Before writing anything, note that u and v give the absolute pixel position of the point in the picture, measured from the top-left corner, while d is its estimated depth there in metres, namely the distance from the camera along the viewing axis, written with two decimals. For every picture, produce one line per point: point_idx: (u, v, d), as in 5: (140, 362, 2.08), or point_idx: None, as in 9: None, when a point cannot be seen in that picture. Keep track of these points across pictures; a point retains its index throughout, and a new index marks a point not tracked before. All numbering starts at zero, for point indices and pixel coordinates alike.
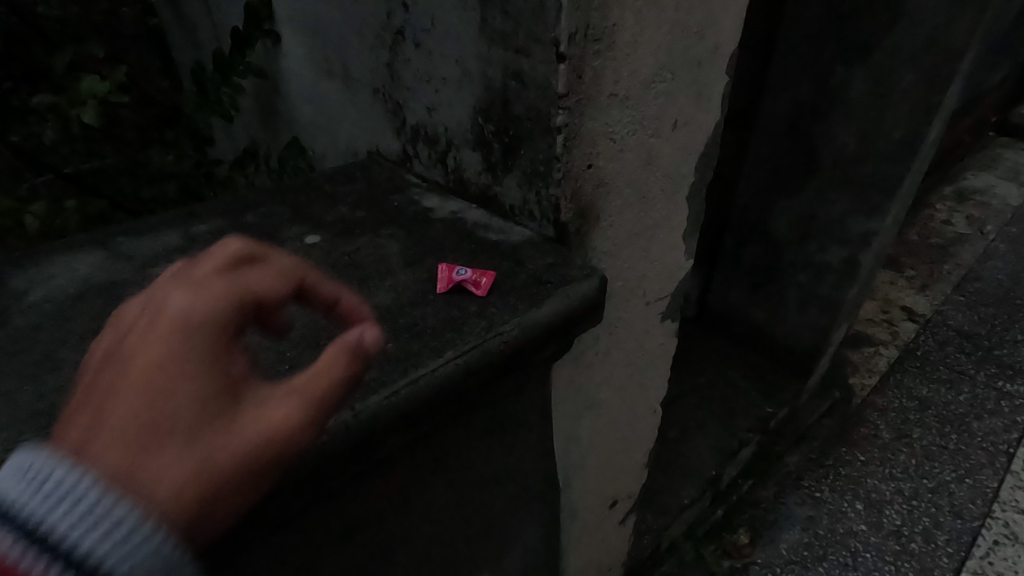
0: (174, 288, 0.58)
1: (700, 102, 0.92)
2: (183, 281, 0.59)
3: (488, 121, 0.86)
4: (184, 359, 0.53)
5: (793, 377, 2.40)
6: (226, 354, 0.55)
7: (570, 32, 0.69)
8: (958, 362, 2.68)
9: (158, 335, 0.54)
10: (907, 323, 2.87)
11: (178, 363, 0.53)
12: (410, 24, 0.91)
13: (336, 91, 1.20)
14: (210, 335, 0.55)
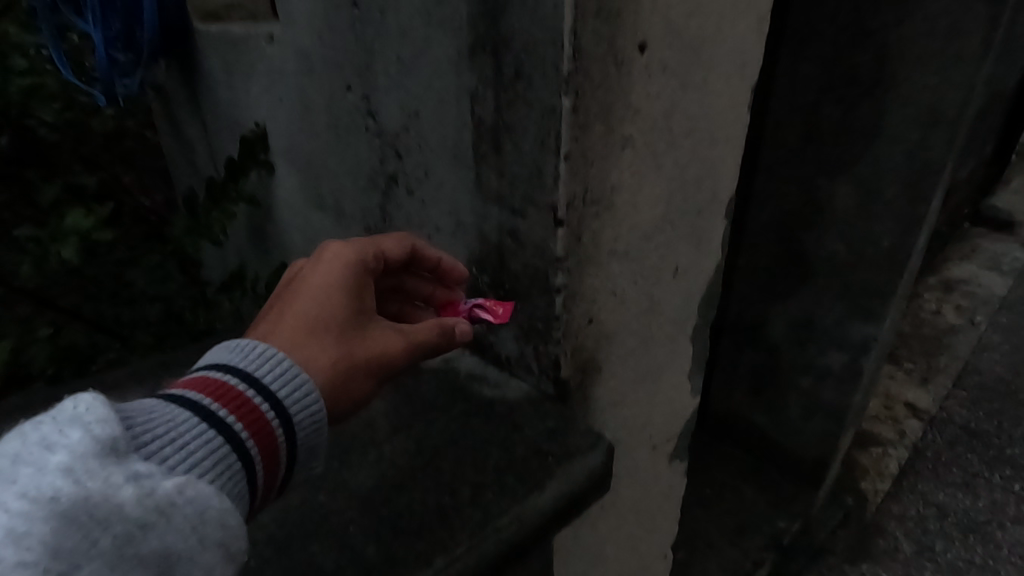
0: (325, 308, 0.68)
1: (699, 248, 0.89)
2: (334, 308, 0.69)
3: (482, 273, 0.82)
4: (353, 385, 0.67)
5: (803, 488, 2.00)
6: (377, 377, 0.70)
7: (568, 199, 0.66)
8: (971, 463, 2.21)
9: (328, 364, 0.66)
10: (914, 421, 2.30)
11: (343, 388, 0.67)
12: (403, 172, 0.90)
13: (327, 223, 1.18)
14: (366, 369, 0.69)
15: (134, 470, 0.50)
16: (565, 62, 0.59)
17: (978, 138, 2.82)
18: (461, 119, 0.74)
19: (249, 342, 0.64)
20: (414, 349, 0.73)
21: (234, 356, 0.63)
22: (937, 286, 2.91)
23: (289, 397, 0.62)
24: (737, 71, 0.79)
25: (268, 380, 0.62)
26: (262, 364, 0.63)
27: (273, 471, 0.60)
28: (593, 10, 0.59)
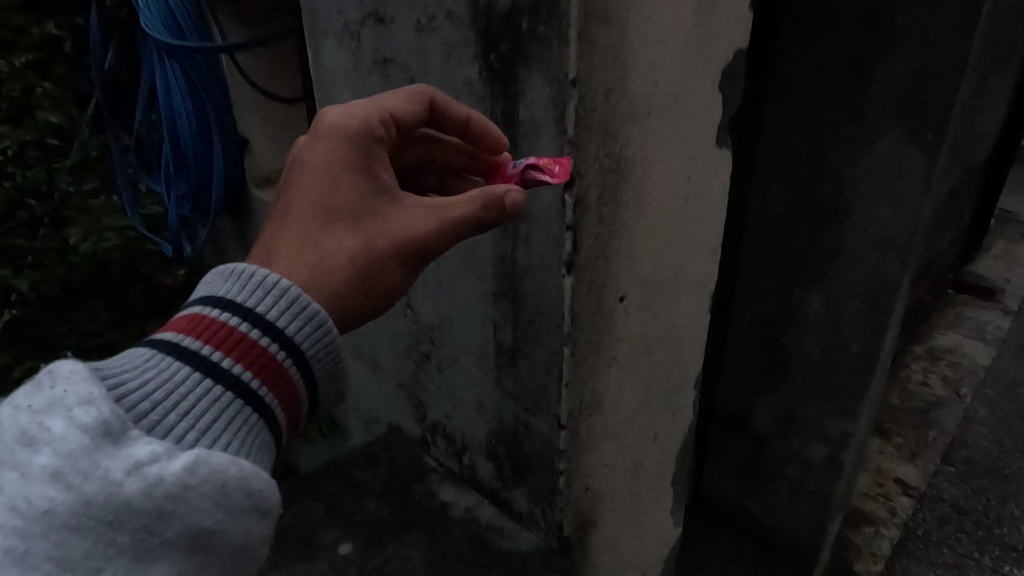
0: (333, 202, 0.74)
1: (675, 416, 1.10)
2: (343, 198, 0.74)
3: (500, 444, 1.03)
4: (380, 274, 0.74)
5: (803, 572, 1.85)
6: (408, 265, 0.75)
7: (569, 410, 0.88)
8: (962, 545, 1.83)
9: (348, 257, 0.72)
10: (906, 497, 1.97)
11: (367, 280, 0.73)
12: (435, 353, 1.11)
13: (362, 368, 1.38)
14: (390, 257, 0.74)
15: (133, 457, 0.55)
16: (565, 324, 0.81)
17: (966, 193, 2.39)
18: (484, 334, 0.97)
19: (239, 268, 0.67)
20: (443, 228, 0.74)
21: (227, 288, 0.66)
22: (922, 353, 2.46)
23: (289, 326, 0.67)
24: (699, 287, 1.02)
25: (271, 307, 0.67)
26: (261, 290, 0.67)
27: (296, 400, 0.69)
28: (585, 287, 0.81)
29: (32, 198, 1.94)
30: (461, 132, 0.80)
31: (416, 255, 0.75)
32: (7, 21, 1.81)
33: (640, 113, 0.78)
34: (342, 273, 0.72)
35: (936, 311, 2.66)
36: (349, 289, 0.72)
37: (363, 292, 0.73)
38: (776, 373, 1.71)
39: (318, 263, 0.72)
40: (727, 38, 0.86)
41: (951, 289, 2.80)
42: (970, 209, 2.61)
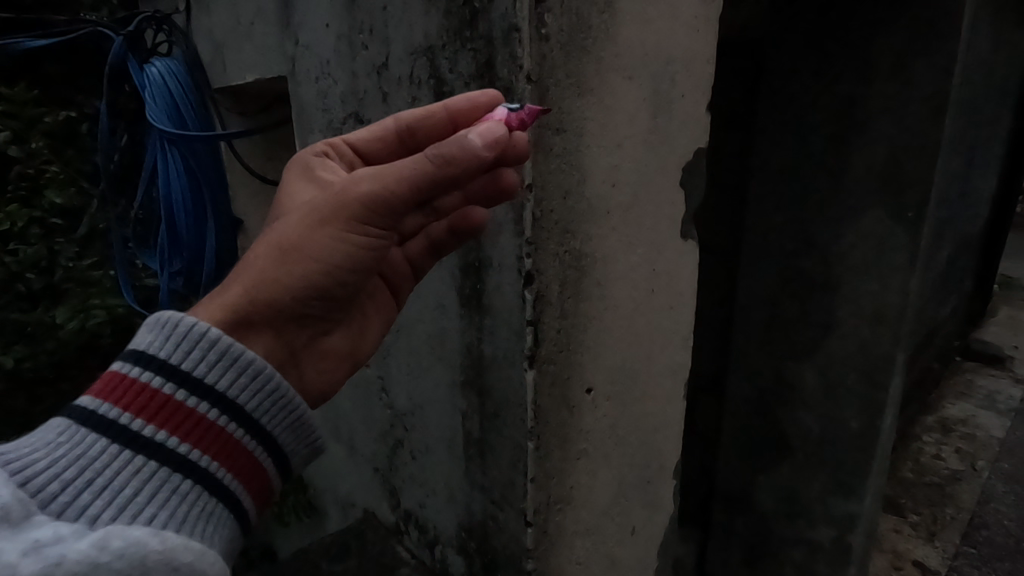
0: (276, 206, 0.71)
1: (652, 508, 1.07)
2: (283, 200, 0.71)
3: (469, 538, 1.00)
4: (305, 240, 0.64)
5: None
6: (338, 226, 0.64)
7: (535, 506, 0.85)
8: None
9: (272, 234, 0.66)
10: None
11: (290, 254, 0.64)
12: (409, 440, 1.10)
13: (341, 450, 1.35)
14: (313, 223, 0.64)
15: (31, 539, 0.48)
16: (529, 419, 0.81)
17: (963, 260, 2.36)
18: (454, 424, 0.96)
19: (155, 313, 0.62)
20: (373, 176, 0.63)
21: (147, 338, 0.61)
22: (934, 425, 2.28)
23: (212, 371, 0.62)
24: (672, 375, 1.02)
25: (186, 340, 0.61)
26: (177, 325, 0.61)
27: (238, 451, 0.63)
28: (550, 381, 0.81)
29: (32, 271, 1.99)
30: (427, 118, 0.71)
31: (348, 212, 0.64)
32: (21, 112, 1.93)
33: (599, 212, 0.81)
34: (266, 253, 0.65)
35: (945, 378, 2.55)
36: (270, 269, 0.65)
37: (287, 273, 0.65)
38: (772, 451, 1.68)
39: (248, 256, 0.67)
40: (686, 140, 0.90)
41: (960, 357, 2.71)
42: (970, 277, 2.58)
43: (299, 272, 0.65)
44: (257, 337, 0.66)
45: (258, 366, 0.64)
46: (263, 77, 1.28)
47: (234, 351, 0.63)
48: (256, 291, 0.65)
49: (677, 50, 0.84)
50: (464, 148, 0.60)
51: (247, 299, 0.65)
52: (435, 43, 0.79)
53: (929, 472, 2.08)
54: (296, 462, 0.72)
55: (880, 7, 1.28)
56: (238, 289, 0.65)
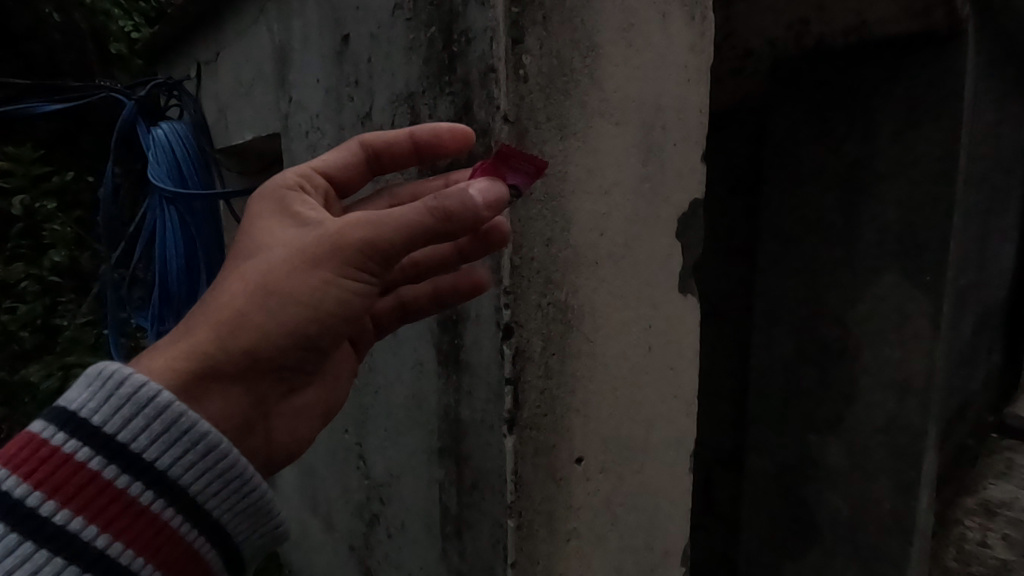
0: (245, 239, 0.62)
1: None
2: (256, 232, 0.62)
3: None
4: (288, 285, 0.57)
5: None
6: (329, 272, 0.57)
7: None
8: None
9: (247, 278, 0.58)
10: None
11: (271, 305, 0.57)
12: (385, 515, 0.99)
13: (318, 525, 1.24)
14: (297, 268, 0.57)
15: None
16: (509, 493, 0.71)
17: (989, 330, 2.24)
18: (431, 498, 0.87)
19: (95, 365, 0.54)
20: (368, 219, 0.56)
21: (79, 395, 0.53)
22: (975, 508, 2.08)
23: (153, 445, 0.54)
24: (675, 446, 0.92)
25: (128, 403, 0.53)
26: (120, 384, 0.53)
27: (172, 542, 0.55)
28: (533, 449, 0.73)
29: (27, 329, 1.98)
30: (394, 144, 0.68)
31: (343, 260, 0.57)
32: (28, 171, 1.97)
33: (587, 262, 0.75)
34: (239, 302, 0.57)
35: (983, 456, 2.36)
36: (245, 320, 0.57)
37: (267, 328, 0.58)
38: (796, 533, 1.52)
39: (215, 297, 0.59)
40: (680, 190, 0.86)
41: (996, 434, 2.52)
42: (998, 348, 2.45)
43: (279, 320, 0.58)
44: (221, 393, 0.58)
45: (215, 434, 0.56)
46: (261, 135, 1.29)
47: (186, 422, 0.55)
48: (230, 343, 0.57)
49: (667, 100, 0.82)
50: (469, 202, 0.55)
51: (216, 354, 0.57)
52: (416, 90, 0.78)
53: (977, 562, 1.86)
54: (243, 552, 0.63)
55: (880, 67, 1.27)
56: (204, 341, 0.57)
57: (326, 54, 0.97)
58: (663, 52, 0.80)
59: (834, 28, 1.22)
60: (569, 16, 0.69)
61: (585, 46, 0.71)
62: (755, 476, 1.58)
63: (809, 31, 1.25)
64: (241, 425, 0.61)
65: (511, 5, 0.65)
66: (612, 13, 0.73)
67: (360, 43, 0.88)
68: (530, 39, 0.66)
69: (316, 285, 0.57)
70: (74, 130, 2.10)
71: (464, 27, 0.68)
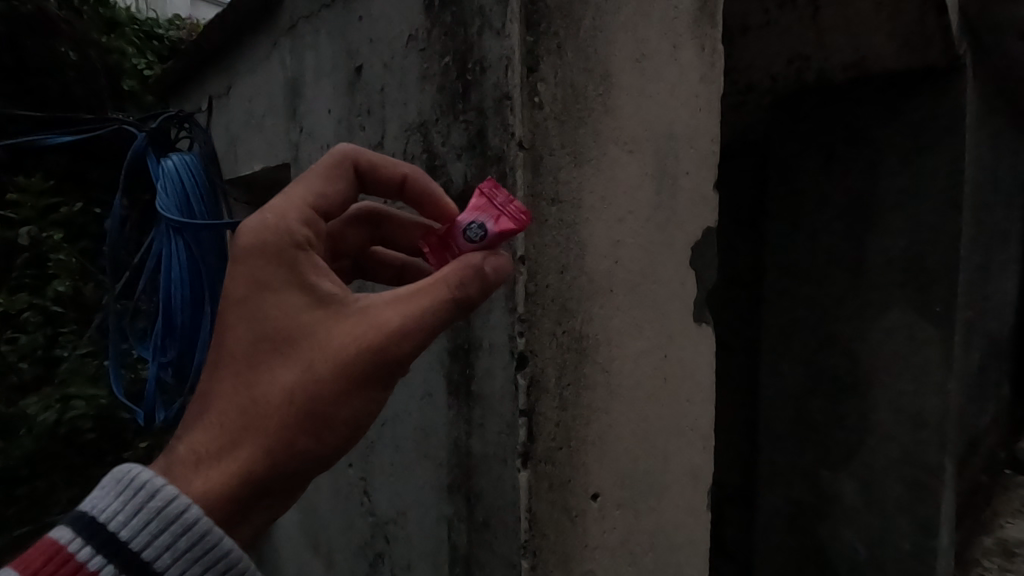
0: (264, 328, 0.56)
1: None
2: (279, 323, 0.56)
3: None
4: (334, 406, 0.56)
5: None
6: (372, 388, 0.57)
7: None
8: None
9: (285, 391, 0.55)
10: None
11: (311, 420, 0.55)
12: (390, 554, 0.95)
13: (318, 566, 1.19)
14: (339, 382, 0.55)
15: None
16: (522, 530, 0.68)
17: (997, 363, 2.21)
18: (439, 537, 0.83)
19: (125, 468, 0.52)
20: (409, 328, 0.56)
21: (108, 504, 0.50)
22: (993, 549, 1.99)
23: (176, 563, 0.50)
24: (692, 482, 0.88)
25: (156, 518, 0.50)
26: (149, 497, 0.51)
27: None
28: (547, 484, 0.70)
29: (27, 360, 1.96)
30: (381, 181, 0.67)
31: (385, 372, 0.57)
32: (35, 202, 1.98)
33: (601, 289, 0.73)
34: (278, 417, 0.54)
35: (996, 494, 2.28)
36: (296, 445, 0.55)
37: (309, 444, 0.56)
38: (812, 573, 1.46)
39: (240, 415, 0.54)
40: (693, 218, 0.85)
41: (1010, 470, 2.46)
42: (1006, 383, 2.41)
43: (324, 441, 0.56)
44: (261, 509, 0.56)
45: (236, 552, 0.53)
46: (269, 165, 1.30)
47: (210, 538, 0.51)
48: (276, 467, 0.55)
49: (678, 128, 0.82)
50: (485, 283, 0.58)
51: (259, 476, 0.54)
52: (428, 117, 0.78)
53: None
54: None
55: (883, 99, 1.28)
56: (245, 461, 0.54)
57: (338, 86, 0.98)
58: (674, 81, 0.80)
59: (835, 63, 1.24)
60: (583, 43, 0.69)
61: (598, 73, 0.71)
62: (768, 513, 1.54)
63: (809, 67, 1.27)
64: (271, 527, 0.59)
65: (526, 34, 0.65)
66: (625, 44, 0.74)
67: (372, 74, 0.89)
68: (544, 67, 0.67)
69: (358, 399, 0.57)
70: (86, 164, 2.12)
71: (478, 55, 0.69)
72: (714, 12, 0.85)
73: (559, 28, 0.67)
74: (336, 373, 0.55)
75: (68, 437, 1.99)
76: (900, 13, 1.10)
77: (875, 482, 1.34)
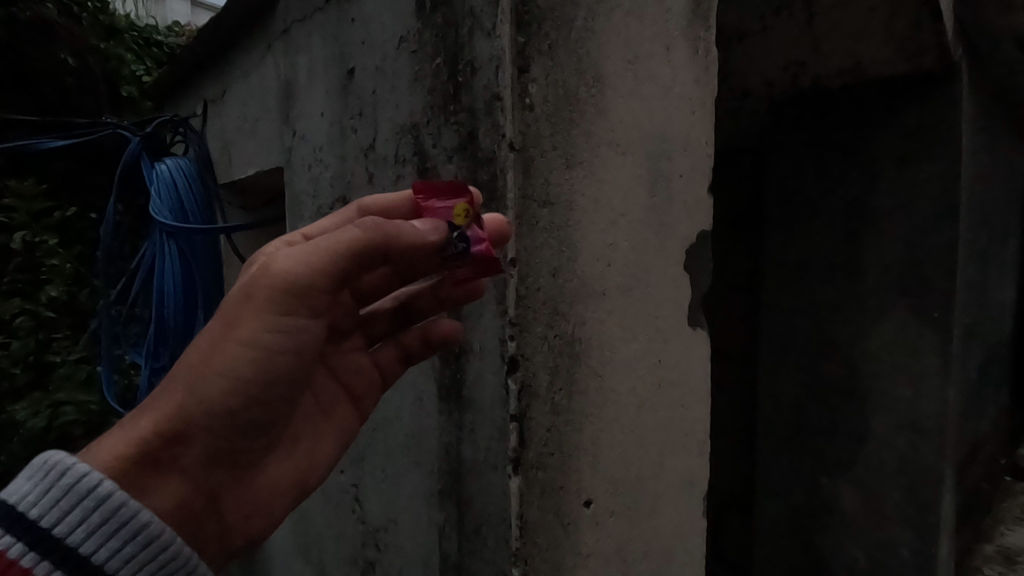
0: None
1: None
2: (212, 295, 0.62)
3: None
4: (215, 347, 0.57)
5: None
6: (250, 326, 0.57)
7: None
8: None
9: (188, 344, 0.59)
10: None
11: (195, 362, 0.57)
12: (381, 562, 0.94)
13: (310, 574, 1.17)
14: (225, 324, 0.57)
15: None
16: (514, 538, 0.67)
17: (996, 370, 2.21)
18: (431, 545, 0.81)
19: (39, 452, 0.52)
20: (289, 264, 0.56)
21: (20, 487, 0.51)
22: (994, 556, 1.98)
23: (91, 536, 0.50)
24: (687, 487, 0.87)
25: (68, 495, 0.51)
26: (61, 475, 0.51)
27: None
28: (539, 491, 0.68)
29: (19, 366, 1.94)
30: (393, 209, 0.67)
31: (260, 305, 0.56)
32: (28, 207, 1.97)
33: (594, 293, 0.72)
34: (177, 367, 0.58)
35: (998, 501, 2.27)
36: (179, 391, 0.57)
37: (192, 390, 0.56)
38: None
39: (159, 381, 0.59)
40: (687, 221, 0.84)
41: (1009, 477, 2.45)
42: (1006, 388, 2.40)
43: (206, 387, 0.56)
44: (162, 475, 0.56)
45: (149, 520, 0.53)
46: (262, 169, 1.29)
47: (122, 510, 0.52)
48: (161, 416, 0.56)
49: (672, 130, 0.81)
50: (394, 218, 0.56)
51: (147, 425, 0.56)
52: (419, 119, 0.77)
53: None
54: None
55: (880, 104, 1.28)
56: (144, 416, 0.57)
57: (331, 88, 0.97)
58: (667, 84, 0.80)
59: (832, 69, 1.24)
60: (575, 45, 0.69)
61: (590, 76, 0.71)
62: (766, 520, 1.53)
63: (806, 72, 1.27)
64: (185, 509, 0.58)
65: (517, 35, 0.65)
66: (617, 46, 0.73)
67: (364, 76, 0.88)
68: (535, 69, 0.66)
69: (237, 341, 0.56)
70: (82, 170, 2.12)
71: (468, 57, 0.68)
72: (707, 14, 0.85)
73: (550, 29, 0.67)
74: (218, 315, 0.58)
75: (60, 443, 1.97)
76: (897, 18, 1.10)
77: (873, 488, 1.33)
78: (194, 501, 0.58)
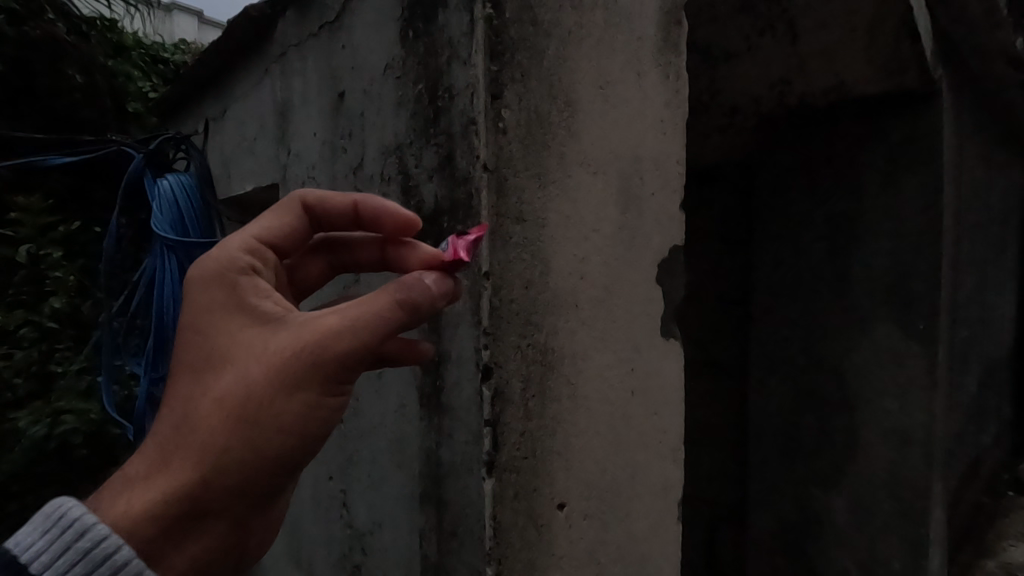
0: (204, 345, 0.60)
1: None
2: (217, 339, 0.60)
3: None
4: (266, 410, 0.58)
5: None
6: (308, 392, 0.59)
7: None
8: None
9: (220, 398, 0.57)
10: None
11: (243, 424, 0.57)
12: (367, 565, 0.96)
13: None
14: (268, 386, 0.57)
15: None
16: (487, 538, 0.70)
17: (994, 383, 2.20)
18: (412, 546, 0.85)
19: (59, 503, 0.52)
20: (343, 329, 0.58)
21: (36, 541, 0.50)
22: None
23: None
24: (661, 492, 0.90)
25: (83, 560, 0.50)
26: (79, 536, 0.51)
27: None
28: (513, 492, 0.72)
29: (21, 376, 1.99)
30: (336, 209, 0.72)
31: (320, 375, 0.58)
32: (35, 221, 2.03)
33: (566, 304, 0.76)
34: (212, 424, 0.57)
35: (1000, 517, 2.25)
36: (224, 452, 0.57)
37: (242, 452, 0.58)
38: None
39: (178, 429, 0.57)
40: (657, 236, 0.88)
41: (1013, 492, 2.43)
42: (1006, 403, 2.39)
43: (255, 448, 0.58)
44: (201, 527, 0.57)
45: None
46: (260, 185, 1.34)
47: None
48: (207, 477, 0.57)
49: (642, 150, 0.86)
50: (431, 295, 0.60)
51: (188, 487, 0.56)
52: (403, 141, 0.82)
53: None
54: None
55: (856, 124, 1.33)
56: (177, 473, 0.56)
57: (323, 109, 1.02)
58: (638, 106, 0.85)
59: (814, 89, 1.28)
60: (547, 73, 0.74)
61: (562, 101, 0.75)
62: (758, 529, 1.55)
63: (790, 90, 1.31)
64: (222, 551, 0.60)
65: (491, 64, 0.70)
66: (588, 73, 0.78)
67: (354, 99, 0.93)
68: (508, 94, 0.70)
69: (289, 406, 0.58)
70: (87, 183, 2.17)
71: (448, 83, 0.73)
72: (677, 42, 0.90)
73: (523, 58, 0.72)
74: (265, 378, 0.58)
75: (59, 450, 2.01)
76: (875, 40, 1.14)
77: (862, 498, 1.35)
78: (232, 543, 0.61)
